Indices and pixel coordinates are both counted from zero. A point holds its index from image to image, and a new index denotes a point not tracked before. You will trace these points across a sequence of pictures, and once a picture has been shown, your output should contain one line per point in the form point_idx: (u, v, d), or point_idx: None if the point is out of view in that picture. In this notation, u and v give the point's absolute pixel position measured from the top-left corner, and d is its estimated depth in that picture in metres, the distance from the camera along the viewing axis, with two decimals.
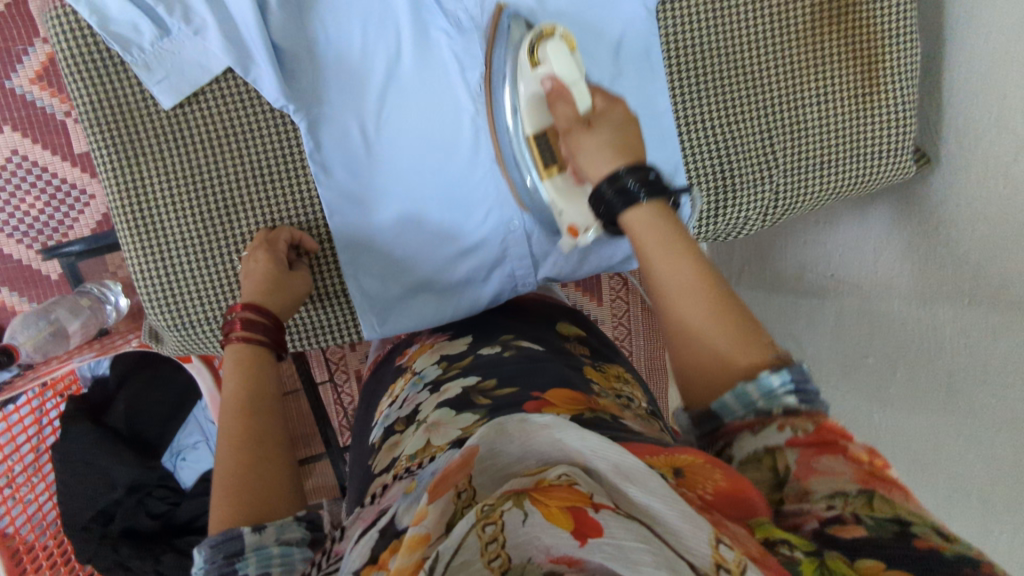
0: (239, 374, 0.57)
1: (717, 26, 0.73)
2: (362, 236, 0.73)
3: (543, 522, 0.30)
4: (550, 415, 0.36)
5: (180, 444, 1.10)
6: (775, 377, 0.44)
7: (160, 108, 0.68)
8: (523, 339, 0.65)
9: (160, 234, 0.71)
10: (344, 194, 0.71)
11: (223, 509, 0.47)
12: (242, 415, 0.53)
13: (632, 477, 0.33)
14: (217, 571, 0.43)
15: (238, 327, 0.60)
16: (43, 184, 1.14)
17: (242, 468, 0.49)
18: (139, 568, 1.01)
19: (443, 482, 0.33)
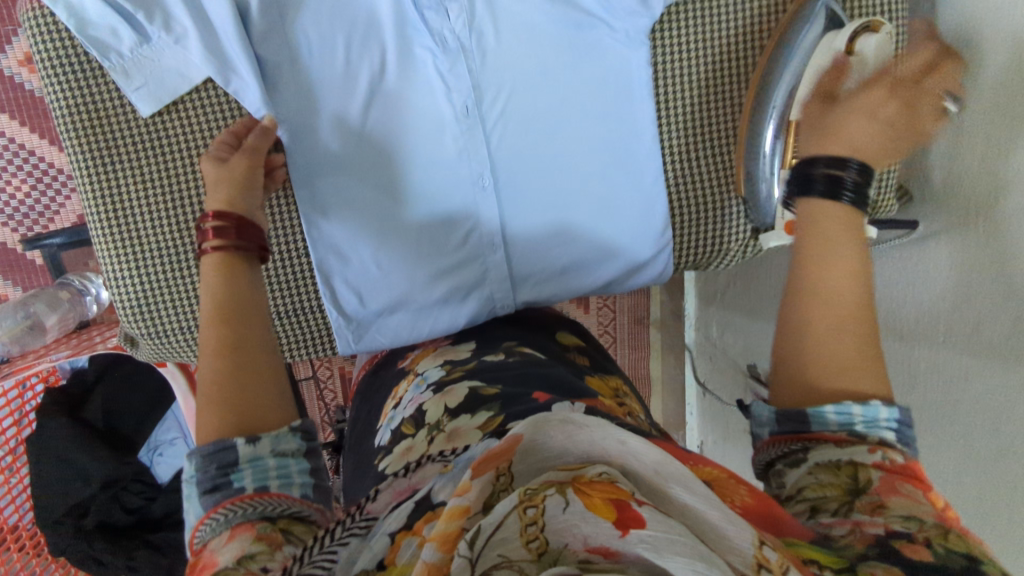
0: (214, 282, 0.54)
1: (709, 56, 0.71)
2: (337, 252, 0.72)
3: (583, 511, 0.33)
4: (592, 416, 0.38)
5: (157, 440, 1.10)
6: (884, 409, 0.46)
7: (138, 116, 0.67)
8: (524, 347, 0.66)
9: (134, 241, 0.70)
10: (320, 210, 0.70)
11: (213, 422, 0.46)
12: (218, 324, 0.51)
13: (673, 477, 0.36)
14: (210, 480, 0.43)
15: (211, 237, 0.56)
16: (29, 166, 1.23)
17: (224, 378, 0.48)
18: (112, 562, 1.01)
19: (486, 462, 0.36)
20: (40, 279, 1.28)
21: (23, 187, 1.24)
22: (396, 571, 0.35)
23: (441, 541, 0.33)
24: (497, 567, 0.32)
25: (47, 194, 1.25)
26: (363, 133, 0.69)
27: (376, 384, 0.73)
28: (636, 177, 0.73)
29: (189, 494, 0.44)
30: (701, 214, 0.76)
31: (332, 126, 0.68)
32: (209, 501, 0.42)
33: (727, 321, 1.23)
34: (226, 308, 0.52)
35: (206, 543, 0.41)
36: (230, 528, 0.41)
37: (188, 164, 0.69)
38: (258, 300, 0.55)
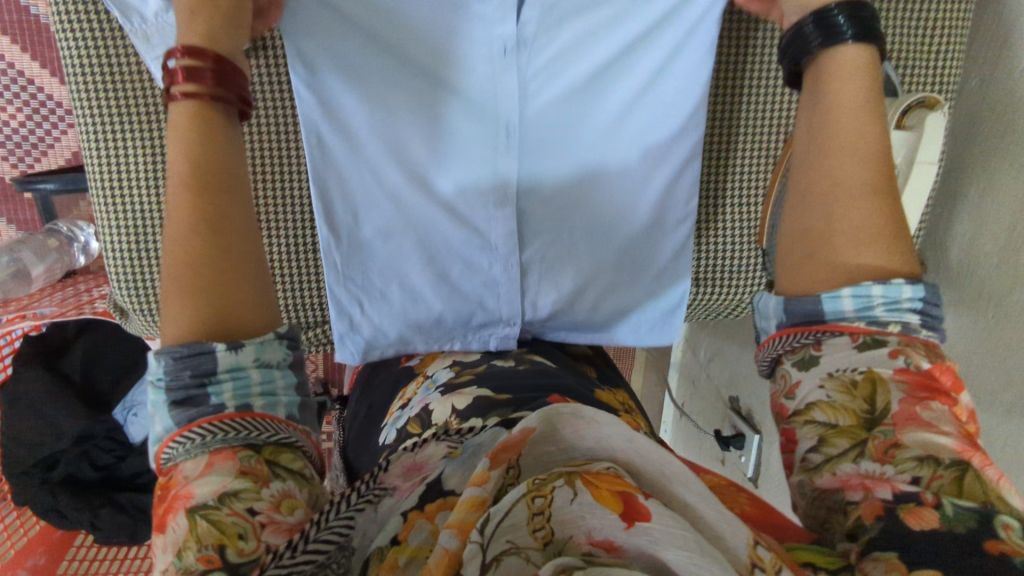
0: (189, 146, 0.47)
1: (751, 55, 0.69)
2: (334, 184, 0.63)
3: (591, 504, 0.36)
4: (601, 412, 0.39)
5: (133, 400, 1.02)
6: (906, 289, 0.44)
7: (155, 87, 0.64)
8: (534, 354, 0.68)
9: (138, 214, 0.68)
10: (325, 134, 0.62)
11: (185, 321, 0.43)
12: (196, 199, 0.46)
13: (680, 480, 0.37)
14: (185, 387, 0.42)
15: (181, 81, 0.48)
16: (29, 98, 1.20)
17: (199, 260, 0.44)
18: (74, 517, 1.00)
19: (503, 453, 0.38)
20: (28, 213, 1.26)
21: (19, 115, 1.20)
22: (407, 551, 0.37)
23: (460, 528, 0.34)
24: (504, 552, 0.34)
25: (42, 127, 1.21)
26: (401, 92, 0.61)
27: (380, 379, 0.74)
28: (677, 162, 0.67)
29: (157, 399, 0.42)
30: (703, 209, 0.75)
31: (362, 59, 0.59)
32: (182, 417, 0.41)
33: (717, 349, 1.24)
34: (204, 175, 0.46)
35: (179, 463, 0.41)
36: (208, 453, 0.41)
37: None
38: (237, 168, 0.49)
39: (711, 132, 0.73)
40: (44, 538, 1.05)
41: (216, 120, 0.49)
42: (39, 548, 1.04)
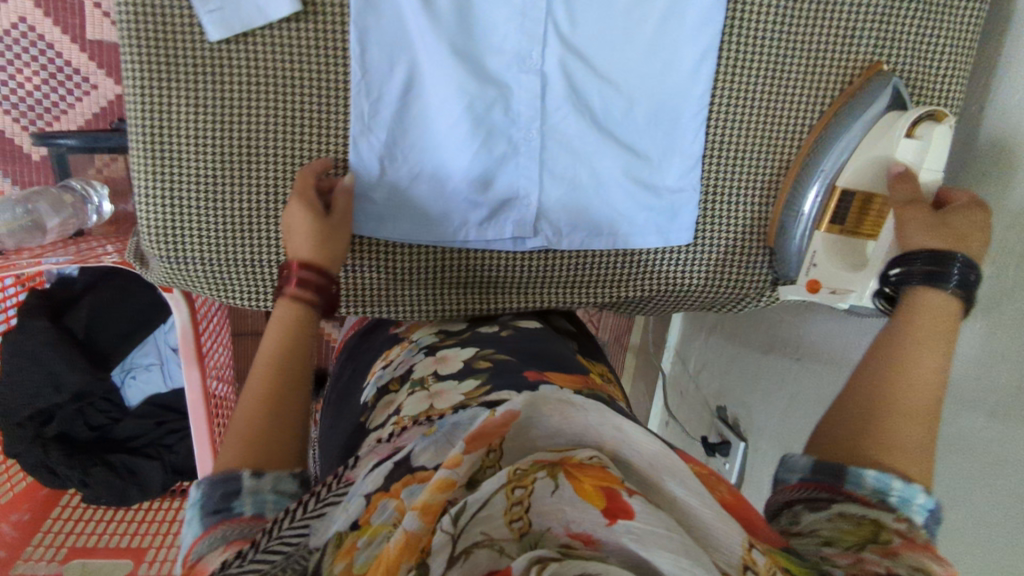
0: (278, 335, 0.60)
1: (788, 12, 0.72)
2: (371, 82, 0.69)
3: (573, 497, 0.41)
4: (585, 400, 0.45)
5: (133, 362, 1.10)
6: (922, 494, 0.49)
7: (204, 40, 0.66)
8: (521, 320, 0.79)
9: (176, 164, 0.69)
10: (376, 32, 0.68)
11: (229, 459, 0.52)
12: (270, 382, 0.57)
13: (667, 472, 0.43)
14: (215, 504, 0.48)
15: (292, 286, 0.63)
16: (44, 61, 1.21)
17: (258, 429, 0.53)
18: (65, 475, 1.00)
19: (479, 438, 0.42)
20: (35, 176, 1.27)
21: (32, 79, 1.22)
22: (368, 531, 0.41)
23: (423, 510, 0.38)
24: (478, 543, 0.38)
25: (57, 92, 1.23)
26: (440, 19, 0.67)
27: (366, 344, 0.85)
28: (680, 106, 0.74)
29: (190, 514, 0.48)
30: (721, 164, 0.77)
31: None
32: (212, 518, 0.47)
33: None
34: (283, 360, 0.58)
35: (203, 557, 0.44)
36: (226, 542, 0.45)
37: (245, 102, 0.68)
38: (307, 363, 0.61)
39: (737, 91, 0.75)
40: (30, 494, 1.04)
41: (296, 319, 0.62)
42: (23, 505, 1.02)
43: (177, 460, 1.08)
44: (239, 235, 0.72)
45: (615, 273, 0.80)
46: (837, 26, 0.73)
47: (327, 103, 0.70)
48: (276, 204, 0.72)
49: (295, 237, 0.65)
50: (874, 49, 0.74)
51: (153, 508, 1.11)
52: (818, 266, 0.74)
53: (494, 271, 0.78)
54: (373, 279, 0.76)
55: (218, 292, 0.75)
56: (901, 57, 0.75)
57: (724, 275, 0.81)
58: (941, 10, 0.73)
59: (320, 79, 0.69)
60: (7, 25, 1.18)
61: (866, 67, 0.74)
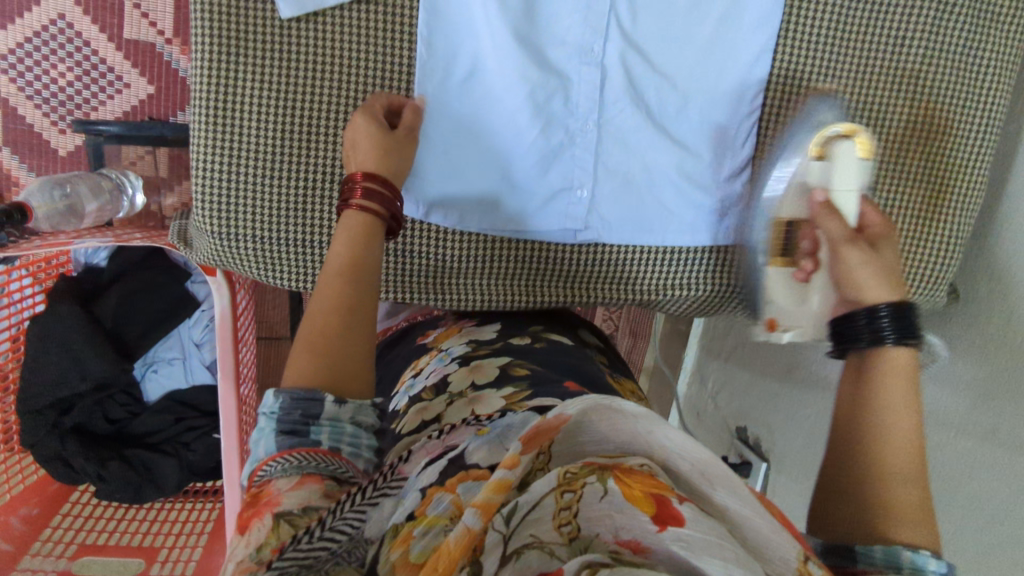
0: (345, 240, 0.57)
1: (842, 16, 0.73)
2: (436, 67, 0.70)
3: (621, 503, 0.35)
4: (640, 407, 0.39)
5: (155, 356, 1.07)
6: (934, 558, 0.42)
7: (276, 16, 0.67)
8: (549, 334, 0.75)
9: (235, 137, 0.69)
10: (446, 20, 0.69)
11: (305, 373, 0.50)
12: (342, 293, 0.53)
13: (721, 484, 0.37)
14: (293, 423, 0.47)
15: (358, 194, 0.59)
16: (81, 59, 1.13)
17: (334, 339, 0.51)
18: (80, 468, 0.98)
19: (534, 438, 0.38)
20: (57, 169, 1.18)
21: (66, 74, 1.14)
22: (424, 521, 0.38)
23: (483, 509, 0.35)
24: (528, 544, 0.35)
25: (88, 88, 1.15)
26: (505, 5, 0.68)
27: (396, 350, 0.82)
28: (734, 106, 0.75)
29: (265, 428, 0.47)
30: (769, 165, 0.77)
31: None
32: (285, 442, 0.46)
33: (728, 379, 1.27)
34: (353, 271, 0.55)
35: (272, 479, 0.44)
36: (300, 473, 0.45)
37: (309, 81, 0.69)
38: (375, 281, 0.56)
39: (788, 93, 0.75)
40: (40, 488, 1.01)
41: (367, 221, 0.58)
42: (33, 499, 0.99)
43: (194, 458, 1.05)
44: (292, 214, 0.72)
45: (656, 268, 0.80)
46: (888, 32, 0.74)
47: (390, 86, 0.71)
48: (330, 183, 0.71)
49: (359, 149, 0.63)
50: (922, 57, 0.75)
51: (163, 508, 1.07)
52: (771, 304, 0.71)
53: (538, 262, 0.79)
54: (422, 264, 0.77)
55: (265, 272, 0.74)
56: (949, 66, 0.76)
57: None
58: (986, 25, 0.75)
59: (385, 63, 0.70)
60: (45, 21, 1.11)
61: (910, 73, 0.75)
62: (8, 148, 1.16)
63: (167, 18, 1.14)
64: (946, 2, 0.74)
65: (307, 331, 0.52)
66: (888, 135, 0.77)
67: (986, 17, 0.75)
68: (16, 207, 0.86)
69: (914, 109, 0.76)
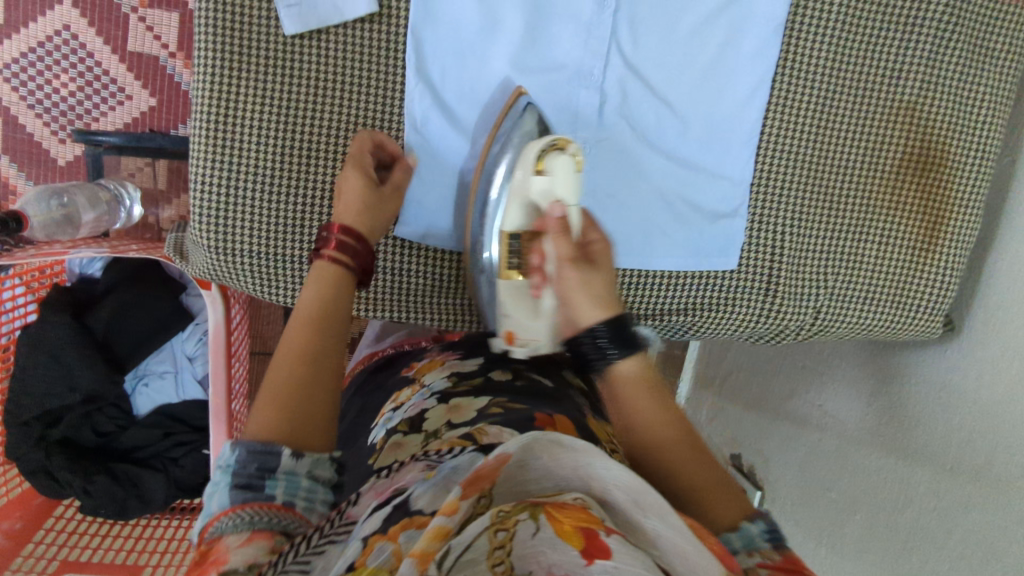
0: (316, 290, 0.60)
1: (839, 45, 0.74)
2: (433, 90, 0.71)
3: (553, 539, 0.37)
4: (581, 442, 0.42)
5: (147, 368, 1.06)
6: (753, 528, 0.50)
7: (279, 33, 0.67)
8: (530, 372, 0.74)
9: (234, 153, 0.69)
10: (447, 41, 0.70)
11: (266, 426, 0.50)
12: (308, 342, 0.56)
13: (652, 511, 0.40)
14: (247, 478, 0.47)
15: (331, 247, 0.63)
16: (83, 69, 1.14)
17: (298, 393, 0.52)
18: (66, 482, 0.96)
19: (474, 483, 0.39)
20: (52, 177, 1.17)
21: (68, 84, 1.14)
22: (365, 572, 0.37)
23: (420, 557, 0.34)
24: None
25: (90, 98, 1.15)
26: (503, 34, 0.70)
27: (376, 384, 0.84)
28: (732, 133, 0.75)
29: (219, 482, 0.47)
30: (767, 191, 0.77)
31: None
32: (238, 497, 0.45)
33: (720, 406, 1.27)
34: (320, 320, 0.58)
35: (223, 535, 0.44)
36: (249, 529, 0.44)
37: (310, 98, 0.69)
38: (339, 333, 0.59)
39: (786, 119, 0.75)
40: (22, 503, 0.99)
41: (329, 271, 0.62)
42: (16, 512, 0.97)
43: (182, 474, 1.04)
44: (290, 230, 0.71)
45: (649, 295, 0.79)
46: (884, 64, 0.75)
47: (389, 106, 0.71)
48: (326, 201, 0.71)
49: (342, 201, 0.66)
50: (918, 91, 0.76)
51: (152, 524, 1.06)
52: (509, 316, 0.66)
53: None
54: (409, 286, 0.76)
55: (260, 288, 0.73)
56: (944, 101, 0.76)
57: (767, 305, 0.79)
58: (982, 61, 0.76)
59: (386, 83, 0.70)
60: (50, 32, 1.11)
61: (905, 106, 0.76)
62: (5, 155, 1.15)
63: (171, 32, 1.14)
64: (942, 37, 0.75)
65: (269, 382, 0.53)
66: (885, 166, 0.77)
67: (983, 52, 0.76)
68: (12, 215, 0.85)
69: (911, 141, 0.77)
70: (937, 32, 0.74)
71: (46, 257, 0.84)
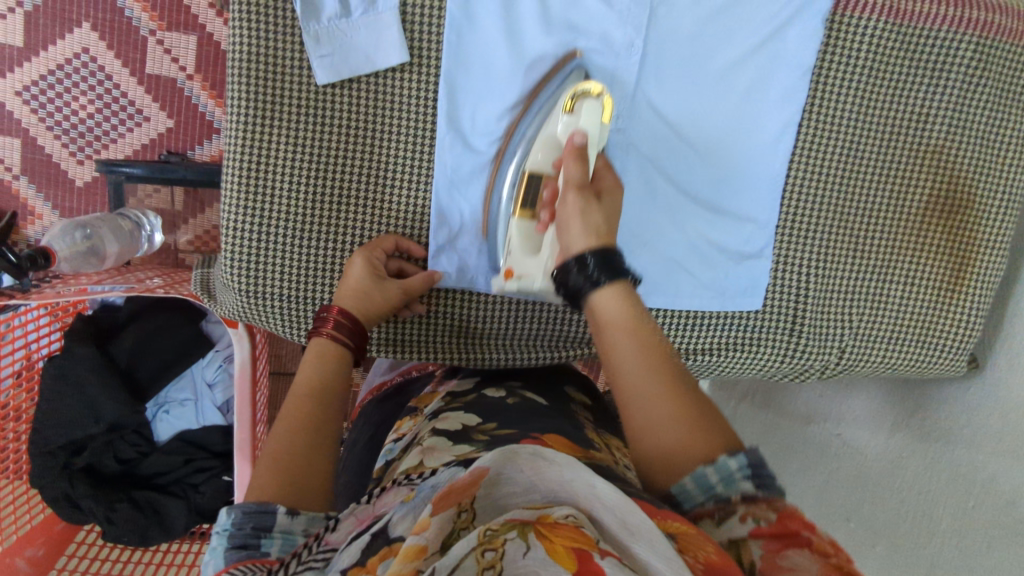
0: (316, 365, 0.62)
1: (868, 90, 0.74)
2: (460, 133, 0.72)
3: (545, 557, 0.32)
4: (563, 456, 0.40)
5: (168, 397, 1.07)
6: (731, 461, 0.47)
7: (312, 82, 0.68)
8: (528, 392, 0.71)
9: (264, 197, 0.70)
10: (473, 83, 0.71)
11: (269, 483, 0.51)
12: (311, 416, 0.57)
13: (641, 533, 0.35)
14: (244, 536, 0.47)
15: (330, 325, 0.64)
16: (102, 91, 1.13)
17: (300, 459, 0.54)
18: (90, 510, 0.96)
19: (445, 498, 0.37)
20: (72, 199, 1.17)
21: (88, 106, 1.14)
22: None
23: None
24: None
25: (108, 121, 1.14)
26: (532, 77, 0.71)
27: (385, 416, 0.84)
28: (758, 174, 0.76)
29: (218, 544, 0.48)
30: (794, 232, 0.77)
31: (530, 23, 0.69)
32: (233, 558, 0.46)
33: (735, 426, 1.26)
34: (318, 396, 0.59)
35: None
36: None
37: (340, 145, 0.70)
38: (337, 407, 0.60)
39: (814, 162, 0.76)
40: (45, 530, 0.99)
41: (330, 351, 0.63)
42: (39, 540, 0.97)
43: (203, 501, 1.03)
44: (321, 272, 0.72)
45: (674, 333, 0.80)
46: (912, 110, 0.75)
47: (418, 152, 0.72)
48: (354, 244, 0.72)
49: (343, 287, 0.67)
50: (944, 135, 0.76)
51: (171, 550, 1.06)
52: (512, 253, 0.68)
53: (510, 321, 0.79)
54: (429, 330, 0.78)
55: (291, 329, 0.74)
56: (971, 146, 0.77)
57: (791, 345, 0.80)
58: (1007, 106, 0.76)
59: (415, 130, 0.71)
60: (69, 55, 1.11)
61: (931, 150, 0.77)
62: (25, 177, 1.15)
63: (189, 54, 1.13)
64: (970, 82, 0.75)
65: (270, 447, 0.54)
66: (910, 209, 0.78)
67: (1007, 98, 0.76)
68: (39, 253, 0.88)
69: (937, 185, 0.78)
70: (965, 78, 0.75)
71: (67, 293, 0.84)
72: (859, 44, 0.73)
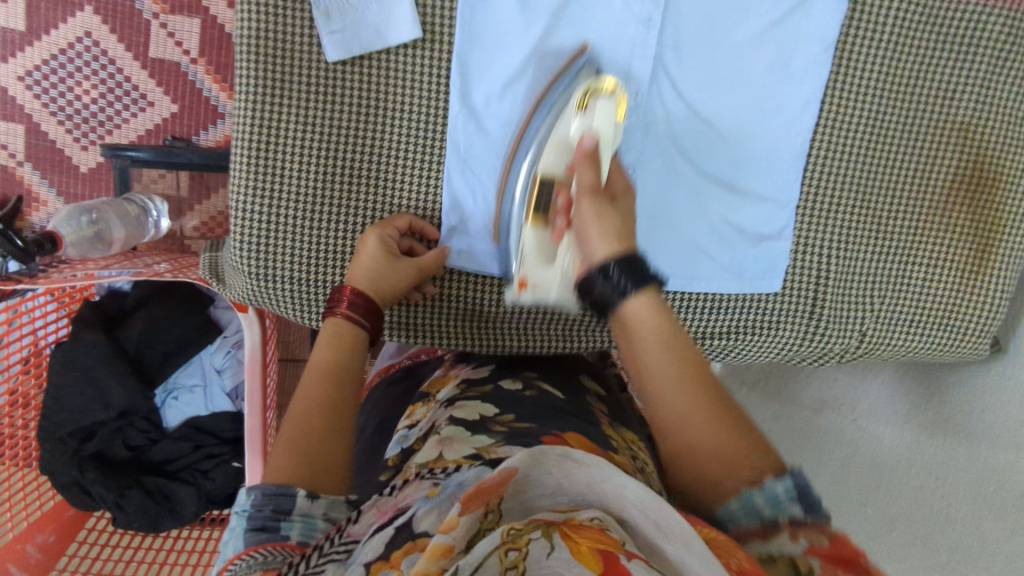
0: (332, 346, 0.60)
1: (893, 65, 0.72)
2: (474, 111, 0.70)
3: (570, 558, 0.31)
4: (594, 457, 0.38)
5: (176, 382, 1.06)
6: (779, 486, 0.45)
7: (321, 59, 0.66)
8: (545, 384, 0.69)
9: (274, 179, 0.68)
10: (487, 59, 0.69)
11: (286, 466, 0.50)
12: (326, 397, 0.56)
13: (675, 537, 0.34)
14: (263, 519, 0.46)
15: (342, 305, 0.63)
16: (105, 76, 1.11)
17: (317, 441, 0.52)
18: (99, 496, 0.96)
19: (476, 497, 0.35)
20: (76, 184, 1.15)
21: (91, 91, 1.12)
22: None
23: None
24: None
25: (112, 105, 1.13)
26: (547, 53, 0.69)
27: (395, 400, 0.83)
28: (777, 153, 0.74)
29: (237, 525, 0.47)
30: (815, 213, 0.76)
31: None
32: (252, 539, 0.46)
33: None
34: (333, 377, 0.58)
35: None
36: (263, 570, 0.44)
37: (350, 124, 0.68)
38: (353, 389, 0.59)
39: (837, 139, 0.74)
40: (56, 515, 0.99)
41: (344, 331, 0.62)
42: (49, 526, 0.97)
43: (214, 487, 1.03)
44: (332, 256, 0.71)
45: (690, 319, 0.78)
46: (938, 87, 0.74)
47: (430, 132, 0.70)
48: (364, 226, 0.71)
49: (357, 268, 0.66)
50: (972, 113, 0.75)
51: (182, 537, 1.06)
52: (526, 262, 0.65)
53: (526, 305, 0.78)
54: (445, 312, 0.76)
55: (302, 314, 0.72)
56: (1000, 125, 0.75)
57: (812, 329, 0.78)
58: None
59: (426, 109, 0.69)
60: (72, 39, 1.09)
61: (958, 129, 0.75)
62: (29, 163, 1.14)
63: (193, 37, 1.11)
64: (999, 58, 0.73)
65: (287, 429, 0.53)
66: (936, 190, 0.76)
67: None
68: (46, 237, 0.87)
69: (964, 165, 0.76)
70: (994, 54, 0.73)
71: (74, 278, 0.83)
72: (884, 18, 0.71)
